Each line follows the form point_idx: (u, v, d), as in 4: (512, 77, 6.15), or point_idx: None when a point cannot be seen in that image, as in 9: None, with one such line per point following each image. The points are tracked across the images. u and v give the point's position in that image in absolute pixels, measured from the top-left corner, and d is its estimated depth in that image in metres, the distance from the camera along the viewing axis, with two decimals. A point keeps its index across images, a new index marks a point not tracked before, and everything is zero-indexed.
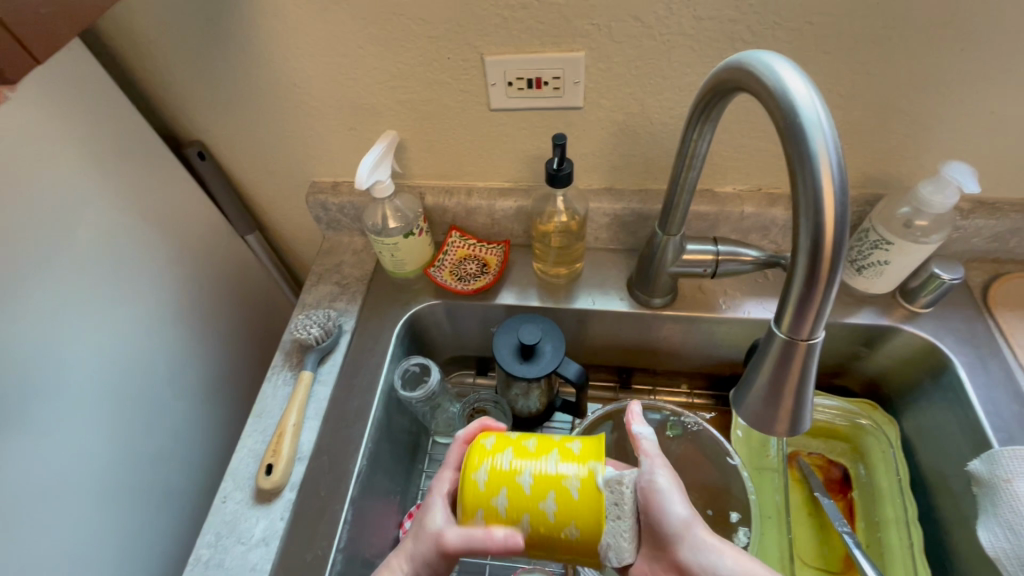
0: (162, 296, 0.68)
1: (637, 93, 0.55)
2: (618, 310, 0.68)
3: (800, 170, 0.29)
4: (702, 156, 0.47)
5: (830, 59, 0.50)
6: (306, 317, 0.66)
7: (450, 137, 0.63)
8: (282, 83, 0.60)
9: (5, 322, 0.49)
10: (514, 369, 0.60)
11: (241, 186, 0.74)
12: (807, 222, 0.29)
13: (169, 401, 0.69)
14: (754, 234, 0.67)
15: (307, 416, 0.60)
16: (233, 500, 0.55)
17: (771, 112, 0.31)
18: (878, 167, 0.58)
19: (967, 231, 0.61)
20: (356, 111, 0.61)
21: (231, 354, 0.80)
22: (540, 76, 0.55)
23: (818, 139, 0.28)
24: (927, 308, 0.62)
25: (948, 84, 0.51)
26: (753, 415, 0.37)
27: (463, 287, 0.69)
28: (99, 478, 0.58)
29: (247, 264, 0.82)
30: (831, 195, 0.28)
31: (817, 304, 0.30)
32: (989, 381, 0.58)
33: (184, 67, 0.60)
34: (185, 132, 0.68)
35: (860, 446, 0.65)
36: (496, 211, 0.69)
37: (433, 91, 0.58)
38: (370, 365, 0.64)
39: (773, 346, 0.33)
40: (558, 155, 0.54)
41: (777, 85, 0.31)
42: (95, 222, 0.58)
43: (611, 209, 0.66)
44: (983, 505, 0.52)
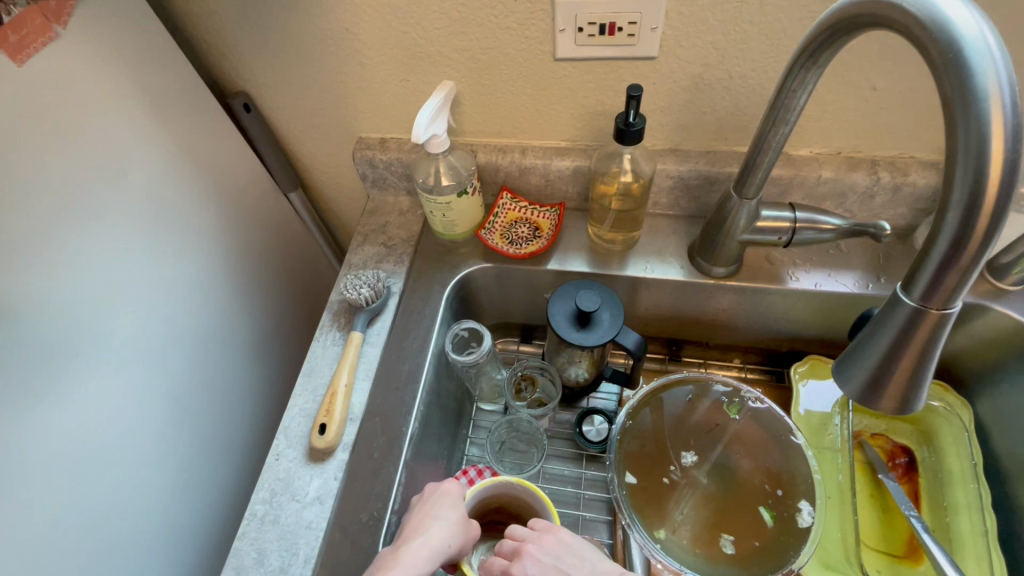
0: (206, 253, 0.67)
1: (719, 41, 0.51)
2: (676, 279, 0.65)
3: (961, 113, 0.25)
4: (798, 110, 0.43)
5: None
6: (355, 277, 0.65)
7: (509, 90, 0.59)
8: (333, 29, 0.56)
9: (55, 272, 0.49)
10: (571, 336, 0.58)
11: (285, 141, 0.72)
12: (965, 174, 0.25)
13: (214, 358, 0.69)
14: (829, 202, 0.62)
15: (358, 377, 0.59)
16: (286, 458, 0.55)
17: (922, 48, 0.27)
18: None
19: None
20: (410, 60, 0.58)
21: (274, 315, 0.80)
22: (614, 21, 0.50)
23: (989, 75, 0.25)
24: (1016, 286, 0.58)
25: None
26: (859, 390, 0.34)
27: (514, 251, 0.66)
28: (148, 431, 0.59)
29: (289, 223, 0.80)
30: (1001, 142, 0.24)
31: (963, 268, 0.27)
32: None
33: (231, 10, 0.56)
34: (229, 83, 0.66)
35: (929, 429, 0.62)
36: (551, 171, 0.65)
37: (496, 37, 0.54)
38: (420, 328, 0.62)
39: (896, 315, 0.30)
40: (631, 109, 0.50)
41: (935, 14, 0.26)
42: (141, 174, 0.57)
43: (676, 171, 0.62)
44: None
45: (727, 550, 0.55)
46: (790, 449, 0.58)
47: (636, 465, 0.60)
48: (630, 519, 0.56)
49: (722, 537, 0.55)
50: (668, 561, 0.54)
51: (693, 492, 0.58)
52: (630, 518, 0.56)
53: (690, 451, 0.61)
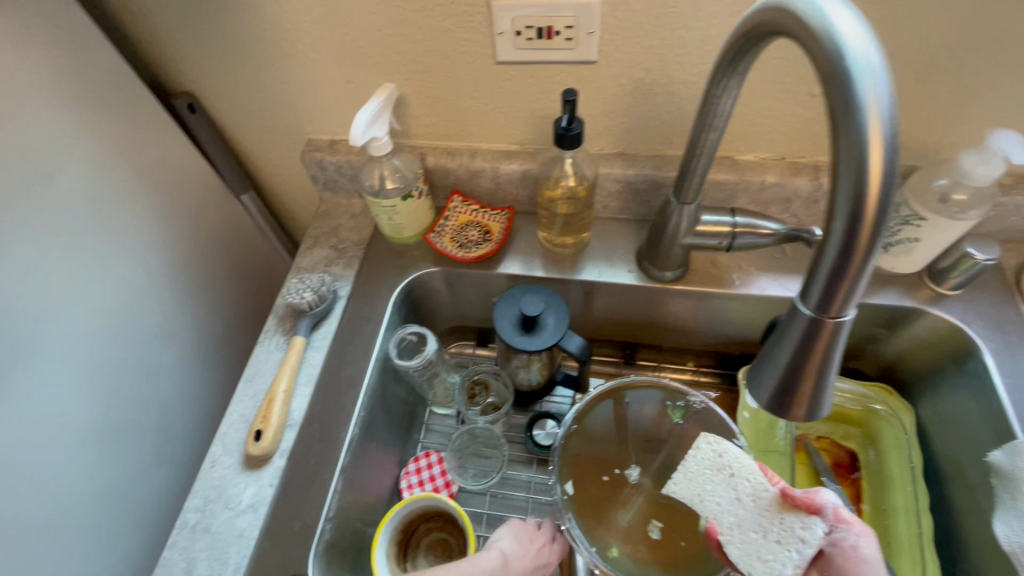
0: (150, 256, 0.66)
1: (656, 46, 0.51)
2: (625, 283, 0.65)
3: (843, 123, 0.25)
4: (725, 116, 0.43)
5: (873, 11, 0.45)
6: (299, 281, 0.64)
7: (454, 93, 0.59)
8: (273, 29, 0.55)
9: None
10: (515, 341, 0.57)
11: (234, 142, 0.71)
12: (847, 183, 0.25)
13: (160, 363, 0.68)
14: (774, 207, 0.63)
15: (299, 382, 0.59)
16: (221, 465, 0.54)
17: (812, 57, 0.27)
18: (914, 136, 0.54)
19: (1007, 209, 0.57)
20: (353, 62, 0.57)
21: (226, 318, 0.79)
22: (551, 25, 0.50)
23: (868, 86, 0.25)
24: (955, 290, 0.58)
25: (1000, 43, 0.46)
26: (768, 399, 0.34)
27: (463, 254, 0.66)
28: (85, 438, 0.57)
29: (241, 225, 0.79)
30: (879, 152, 0.25)
31: (852, 276, 0.27)
32: (1016, 369, 0.54)
33: (170, 9, 0.55)
34: (173, 82, 0.64)
35: (873, 431, 0.62)
36: (500, 175, 0.65)
37: (436, 40, 0.54)
38: (365, 333, 0.62)
39: (797, 323, 0.30)
40: (567, 113, 0.50)
41: (824, 25, 0.26)
42: (75, 174, 0.56)
43: (623, 175, 0.62)
44: (1000, 496, 0.50)
45: (652, 535, 0.55)
46: None
47: (578, 471, 0.59)
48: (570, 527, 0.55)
49: (651, 526, 0.56)
50: (606, 566, 0.53)
51: (636, 496, 0.58)
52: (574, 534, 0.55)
53: (634, 465, 0.61)
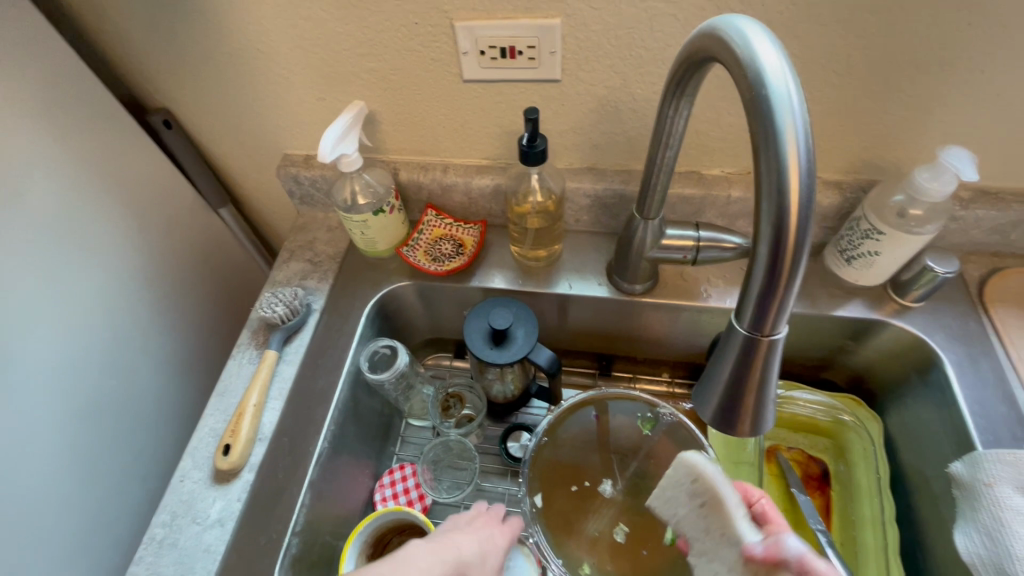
0: (126, 270, 0.66)
1: (617, 65, 0.52)
2: (596, 296, 0.65)
3: (764, 149, 0.26)
4: (679, 135, 0.43)
5: (824, 32, 0.46)
6: (273, 295, 0.64)
7: (424, 109, 0.60)
8: (244, 48, 0.56)
9: None
10: (484, 354, 0.58)
11: (212, 157, 0.72)
12: (769, 207, 0.26)
13: (136, 375, 0.68)
14: (742, 221, 0.64)
15: (270, 396, 0.59)
16: (190, 479, 0.54)
17: (739, 85, 0.28)
18: (872, 151, 0.55)
19: (967, 222, 0.58)
20: (324, 80, 0.58)
21: (204, 331, 0.79)
22: (514, 45, 0.51)
23: (785, 114, 0.26)
24: (918, 302, 0.59)
25: (948, 64, 0.47)
26: (714, 414, 0.34)
27: (436, 268, 0.66)
28: (58, 453, 0.58)
29: (220, 238, 0.80)
30: (797, 178, 0.25)
31: (780, 296, 0.28)
32: (978, 381, 0.55)
33: (143, 28, 0.56)
34: (150, 99, 0.65)
35: (842, 442, 0.63)
36: (472, 189, 0.66)
37: (404, 59, 0.55)
38: (338, 346, 0.62)
39: (734, 341, 0.31)
40: (530, 130, 0.51)
41: (746, 55, 0.28)
42: (47, 191, 0.56)
43: (592, 190, 0.63)
44: (962, 508, 0.50)
45: (617, 538, 0.57)
46: None
47: (550, 482, 0.60)
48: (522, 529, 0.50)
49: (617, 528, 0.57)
50: None
51: (608, 507, 0.59)
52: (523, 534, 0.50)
53: (608, 478, 0.61)
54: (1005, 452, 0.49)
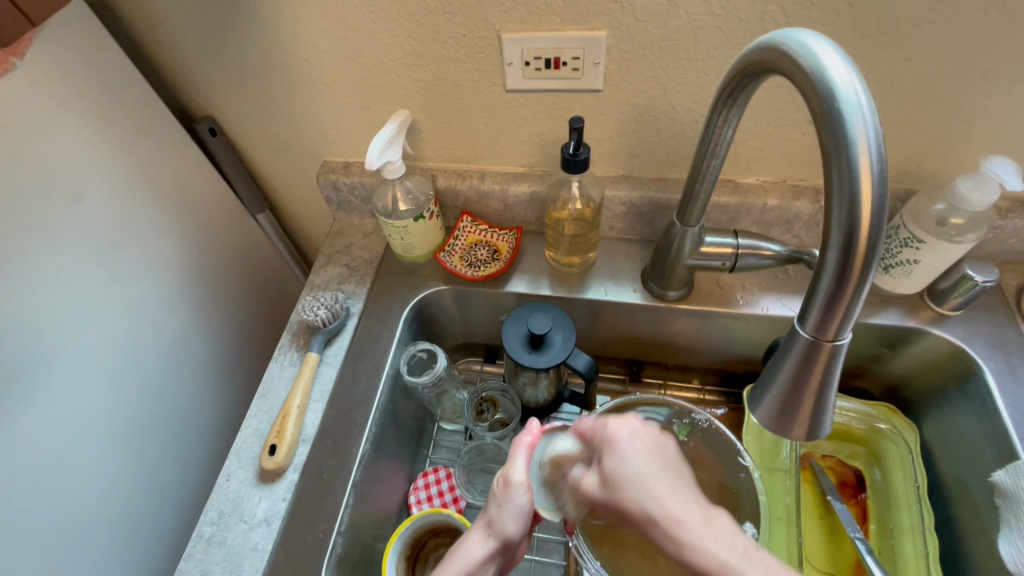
0: (170, 274, 0.68)
1: (659, 76, 0.53)
2: (630, 302, 0.66)
3: (835, 159, 0.27)
4: (727, 144, 0.44)
5: (867, 44, 0.47)
6: (314, 298, 0.66)
7: (465, 118, 0.61)
8: (293, 58, 0.58)
9: (21, 300, 0.50)
10: (523, 359, 0.59)
11: (253, 164, 0.74)
12: (840, 214, 0.27)
13: (177, 376, 0.69)
14: (776, 229, 0.64)
15: (312, 398, 0.60)
16: (236, 479, 0.55)
17: (805, 96, 0.29)
18: (911, 161, 0.56)
19: (1005, 231, 0.58)
20: (370, 89, 0.60)
21: (240, 335, 0.81)
22: (558, 56, 0.52)
23: (857, 125, 0.26)
24: (956, 310, 0.59)
25: (992, 75, 0.48)
26: (770, 418, 0.35)
27: (473, 273, 0.67)
28: (104, 451, 0.59)
29: (256, 242, 0.81)
30: (869, 187, 0.26)
31: (848, 300, 0.28)
32: (1018, 390, 0.55)
33: (196, 38, 0.58)
34: (196, 107, 0.67)
35: (877, 450, 0.63)
36: (508, 197, 0.67)
37: (448, 69, 0.56)
38: (377, 349, 0.63)
39: (795, 346, 0.31)
40: (574, 139, 0.52)
41: (814, 67, 0.28)
42: (101, 197, 0.58)
43: (628, 198, 0.64)
44: (1005, 516, 0.51)
45: None
46: (735, 469, 0.59)
47: None
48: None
49: None
50: None
51: None
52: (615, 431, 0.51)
53: None
54: None
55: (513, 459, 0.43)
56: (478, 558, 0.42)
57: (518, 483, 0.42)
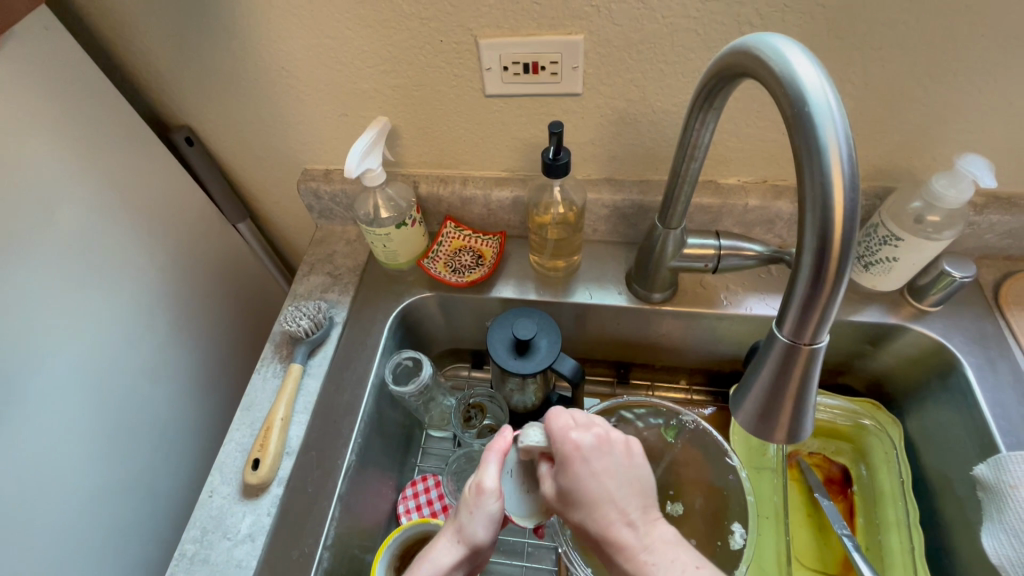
0: (148, 286, 0.67)
1: (637, 79, 0.53)
2: (616, 304, 0.66)
3: (808, 164, 0.27)
4: (705, 147, 0.44)
5: (841, 45, 0.48)
6: (296, 308, 0.65)
7: (445, 123, 0.60)
8: (268, 66, 0.57)
9: None
10: (508, 365, 0.58)
11: (232, 173, 0.73)
12: (813, 217, 0.27)
13: (158, 390, 0.68)
14: (758, 228, 0.65)
15: (296, 410, 0.59)
16: (219, 495, 0.55)
17: (777, 100, 0.29)
18: (888, 160, 0.56)
19: (981, 227, 0.59)
20: (348, 96, 0.59)
21: (223, 347, 0.80)
22: (537, 61, 0.52)
23: (828, 129, 0.26)
24: (935, 306, 0.60)
25: (964, 74, 0.48)
26: (750, 420, 0.35)
27: (457, 279, 0.67)
28: (83, 470, 0.58)
29: (237, 252, 0.80)
30: (841, 191, 0.26)
31: (824, 303, 0.28)
32: (997, 383, 0.56)
33: (170, 46, 0.57)
34: (172, 117, 0.66)
35: (862, 446, 0.63)
36: (491, 201, 0.67)
37: (427, 75, 0.56)
38: (362, 358, 0.63)
39: (774, 350, 0.31)
40: (554, 144, 0.52)
41: (785, 72, 0.28)
42: (75, 210, 0.57)
43: (610, 200, 0.64)
44: (988, 510, 0.51)
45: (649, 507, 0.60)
46: (723, 470, 0.59)
47: None
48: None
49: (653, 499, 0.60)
50: None
51: None
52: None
53: None
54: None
55: (485, 466, 0.43)
56: (447, 565, 0.42)
57: (489, 490, 0.42)
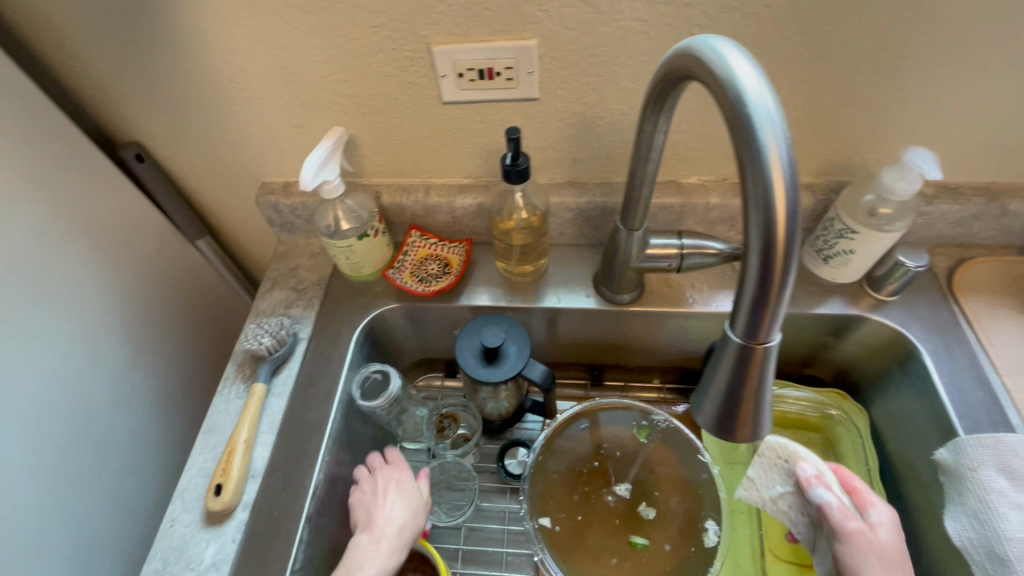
0: (102, 309, 0.64)
1: (593, 82, 0.53)
2: (584, 307, 0.66)
3: (749, 166, 0.27)
4: (660, 148, 0.44)
5: (789, 44, 0.48)
6: (258, 326, 0.64)
7: (403, 131, 0.60)
8: (217, 79, 0.56)
9: None
10: (478, 374, 0.58)
11: (187, 189, 0.71)
12: (757, 218, 0.27)
13: (115, 417, 0.66)
14: (721, 226, 0.65)
15: (260, 431, 0.58)
16: (181, 524, 0.52)
17: (718, 102, 0.29)
18: (841, 155, 0.57)
19: (932, 217, 0.61)
20: (303, 106, 0.58)
21: (185, 369, 0.77)
22: (491, 67, 0.52)
23: (767, 131, 0.27)
24: (893, 295, 0.61)
25: (907, 69, 0.50)
26: (712, 421, 0.35)
27: (424, 288, 0.66)
28: (35, 505, 0.55)
29: (196, 269, 0.78)
30: (782, 192, 0.26)
31: (773, 302, 0.28)
32: (954, 368, 0.57)
33: (114, 61, 0.56)
34: (120, 133, 0.64)
35: (830, 436, 0.64)
36: (455, 209, 0.66)
37: (382, 84, 0.55)
38: (328, 374, 0.61)
39: (730, 349, 0.31)
40: (512, 150, 0.51)
41: (725, 74, 0.29)
42: (17, 234, 0.54)
43: (574, 204, 0.64)
44: (949, 493, 0.52)
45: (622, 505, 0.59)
46: (699, 469, 0.59)
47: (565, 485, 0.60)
48: (760, 458, 0.54)
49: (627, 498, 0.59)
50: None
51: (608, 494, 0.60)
52: (788, 455, 0.52)
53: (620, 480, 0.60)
54: (984, 435, 0.51)
55: None
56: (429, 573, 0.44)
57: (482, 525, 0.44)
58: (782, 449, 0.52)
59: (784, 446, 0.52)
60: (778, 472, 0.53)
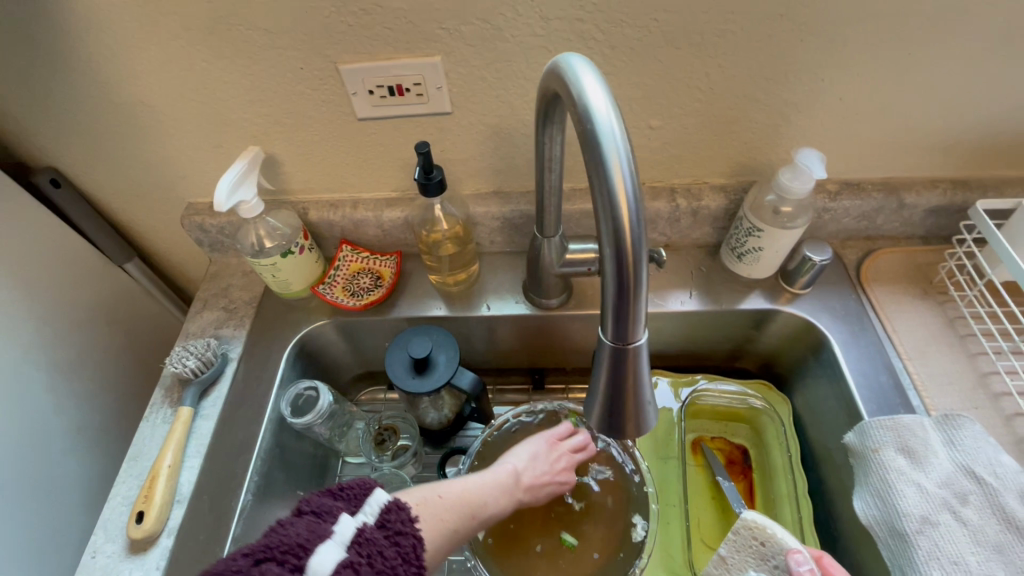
0: (21, 339, 0.62)
1: (502, 95, 0.54)
2: (516, 313, 0.67)
3: (597, 180, 0.29)
4: (560, 159, 0.46)
5: (681, 54, 0.51)
6: (183, 348, 0.62)
7: (322, 148, 0.60)
8: (127, 102, 0.55)
9: None
10: (407, 385, 0.58)
11: (110, 212, 0.70)
12: (607, 229, 0.29)
13: (39, 449, 0.64)
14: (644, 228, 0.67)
15: (187, 455, 0.57)
16: (103, 554, 0.52)
17: (573, 120, 0.31)
18: (747, 157, 0.60)
19: (837, 212, 0.64)
20: (218, 127, 0.58)
21: (118, 396, 0.76)
22: (400, 83, 0.53)
23: (610, 146, 0.28)
24: (805, 288, 0.64)
25: (793, 75, 0.52)
26: (601, 420, 0.36)
27: (355, 302, 0.66)
28: None
29: (127, 293, 0.76)
30: (626, 203, 0.28)
31: (633, 304, 0.30)
32: (862, 355, 0.60)
33: (17, 87, 0.55)
34: (33, 159, 0.63)
35: (758, 426, 0.67)
36: (384, 222, 0.67)
37: (294, 103, 0.55)
38: (257, 394, 0.61)
39: (604, 351, 0.33)
40: (424, 164, 0.52)
41: (576, 94, 0.30)
42: None
43: (500, 213, 0.65)
44: (859, 475, 0.54)
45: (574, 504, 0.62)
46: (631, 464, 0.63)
47: None
48: (735, 537, 0.48)
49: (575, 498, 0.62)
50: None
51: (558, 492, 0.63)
52: (767, 538, 0.46)
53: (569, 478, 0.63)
54: (885, 418, 0.53)
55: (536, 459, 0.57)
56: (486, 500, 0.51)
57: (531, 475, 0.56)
58: (762, 532, 0.47)
59: (764, 528, 0.47)
60: (750, 554, 0.47)
